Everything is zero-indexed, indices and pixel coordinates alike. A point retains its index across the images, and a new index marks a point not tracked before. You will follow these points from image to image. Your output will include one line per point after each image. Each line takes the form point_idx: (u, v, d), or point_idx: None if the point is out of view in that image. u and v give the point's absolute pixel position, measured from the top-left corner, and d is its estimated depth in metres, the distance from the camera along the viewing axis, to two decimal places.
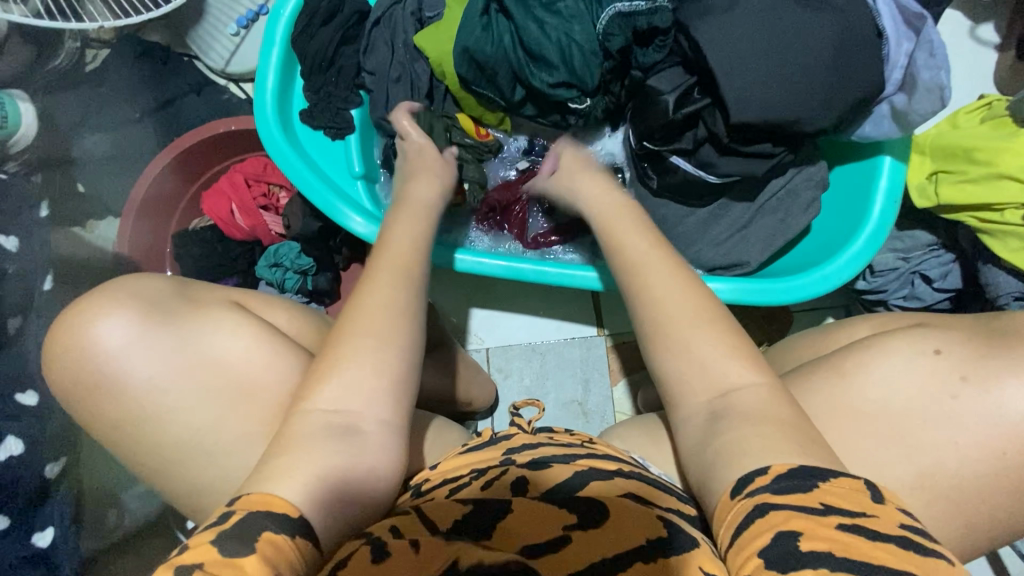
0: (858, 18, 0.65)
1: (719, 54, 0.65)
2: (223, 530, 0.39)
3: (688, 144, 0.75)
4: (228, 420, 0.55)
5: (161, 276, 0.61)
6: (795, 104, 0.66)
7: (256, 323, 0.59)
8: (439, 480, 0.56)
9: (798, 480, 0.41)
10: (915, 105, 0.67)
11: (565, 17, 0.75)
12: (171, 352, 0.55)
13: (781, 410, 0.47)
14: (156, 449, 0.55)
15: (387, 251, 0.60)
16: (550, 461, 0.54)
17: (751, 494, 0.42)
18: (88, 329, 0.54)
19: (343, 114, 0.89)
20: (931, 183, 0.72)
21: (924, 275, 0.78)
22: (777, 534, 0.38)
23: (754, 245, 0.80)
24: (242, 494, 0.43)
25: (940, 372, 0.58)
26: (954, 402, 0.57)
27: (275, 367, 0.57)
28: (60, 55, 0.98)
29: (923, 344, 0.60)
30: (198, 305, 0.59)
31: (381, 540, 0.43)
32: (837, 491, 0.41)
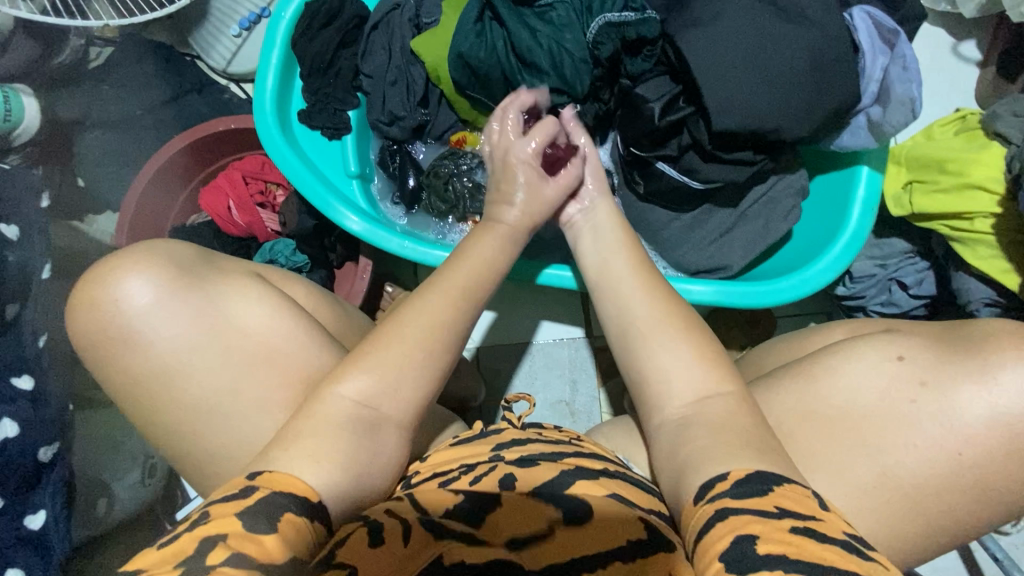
0: (836, 31, 0.68)
1: (702, 65, 0.68)
2: (245, 504, 0.44)
3: (673, 150, 0.78)
4: (243, 381, 0.59)
5: (189, 244, 0.66)
6: (774, 114, 0.68)
7: (277, 293, 0.63)
8: (429, 473, 0.58)
9: (755, 485, 0.46)
10: (888, 117, 0.69)
11: (557, 26, 0.79)
12: (193, 312, 0.59)
13: (741, 418, 0.54)
14: (171, 407, 0.58)
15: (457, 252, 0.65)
16: (537, 458, 0.57)
17: (713, 500, 0.47)
18: (118, 285, 0.58)
19: (341, 115, 0.91)
20: (905, 192, 0.75)
21: (901, 281, 0.80)
22: (737, 537, 0.42)
23: (736, 249, 0.82)
24: (265, 470, 0.48)
25: (901, 378, 0.61)
26: (913, 406, 0.59)
27: (293, 335, 0.61)
28: (65, 52, 1.00)
29: (888, 349, 0.62)
30: (221, 273, 0.63)
31: (376, 523, 0.47)
32: (790, 495, 0.46)
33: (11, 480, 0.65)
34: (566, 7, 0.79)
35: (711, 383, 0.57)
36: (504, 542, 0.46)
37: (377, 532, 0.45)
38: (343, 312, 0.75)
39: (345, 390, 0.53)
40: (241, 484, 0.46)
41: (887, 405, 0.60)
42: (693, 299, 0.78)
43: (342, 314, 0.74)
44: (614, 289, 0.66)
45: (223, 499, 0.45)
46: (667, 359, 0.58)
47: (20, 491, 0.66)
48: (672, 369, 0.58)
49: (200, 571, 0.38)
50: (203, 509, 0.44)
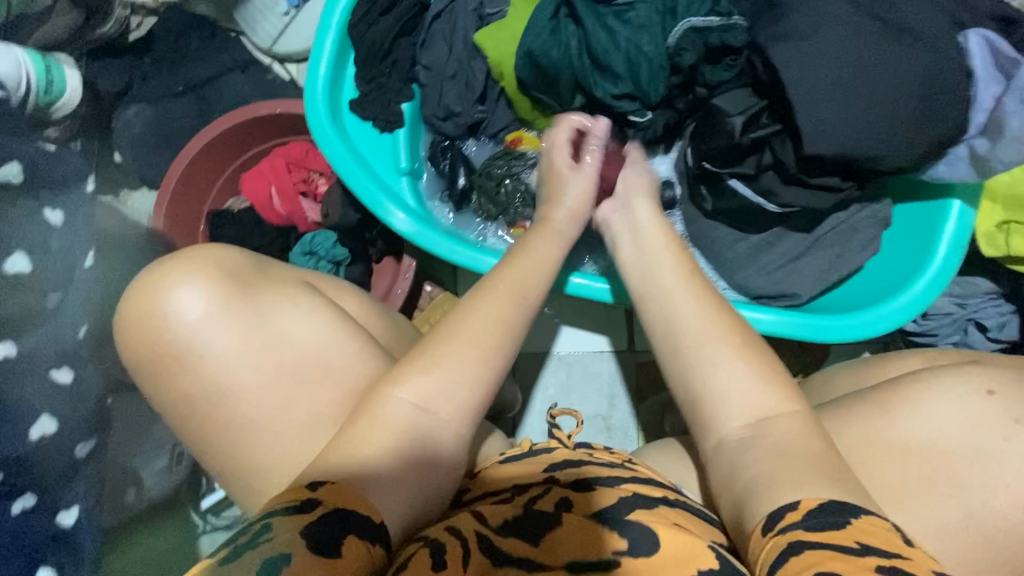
0: (949, 54, 0.62)
1: (797, 81, 0.63)
2: (308, 521, 0.39)
3: (751, 168, 0.73)
4: (296, 400, 0.55)
5: (240, 249, 0.63)
6: (872, 141, 0.63)
7: (329, 306, 0.60)
8: (483, 492, 0.55)
9: (830, 517, 0.41)
10: (998, 152, 0.65)
11: (636, 27, 0.73)
12: (244, 326, 0.55)
13: (811, 443, 0.48)
14: (221, 427, 0.55)
15: (515, 265, 0.60)
16: (594, 483, 0.53)
17: (784, 531, 0.41)
18: (169, 295, 0.55)
19: (394, 107, 0.86)
20: (1001, 232, 0.70)
21: (980, 323, 0.76)
22: (817, 575, 0.37)
23: (806, 278, 0.78)
24: (327, 481, 0.43)
25: (991, 415, 0.57)
26: (1006, 444, 0.55)
27: (348, 351, 0.57)
28: (108, 23, 0.96)
29: (976, 383, 0.59)
30: (271, 282, 0.59)
31: (438, 542, 0.44)
32: (870, 529, 0.41)
33: (50, 473, 0.62)
34: (648, 8, 0.73)
35: (772, 408, 0.50)
36: (562, 564, 0.44)
37: (439, 554, 0.43)
38: (393, 320, 0.71)
39: (404, 419, 0.49)
40: (303, 494, 0.42)
41: (973, 441, 0.56)
42: (759, 328, 0.73)
43: (392, 323, 0.70)
44: (662, 304, 0.60)
45: (280, 509, 0.40)
46: (740, 392, 0.51)
47: (56, 485, 0.62)
48: (737, 392, 0.52)
49: None
50: (259, 517, 0.41)
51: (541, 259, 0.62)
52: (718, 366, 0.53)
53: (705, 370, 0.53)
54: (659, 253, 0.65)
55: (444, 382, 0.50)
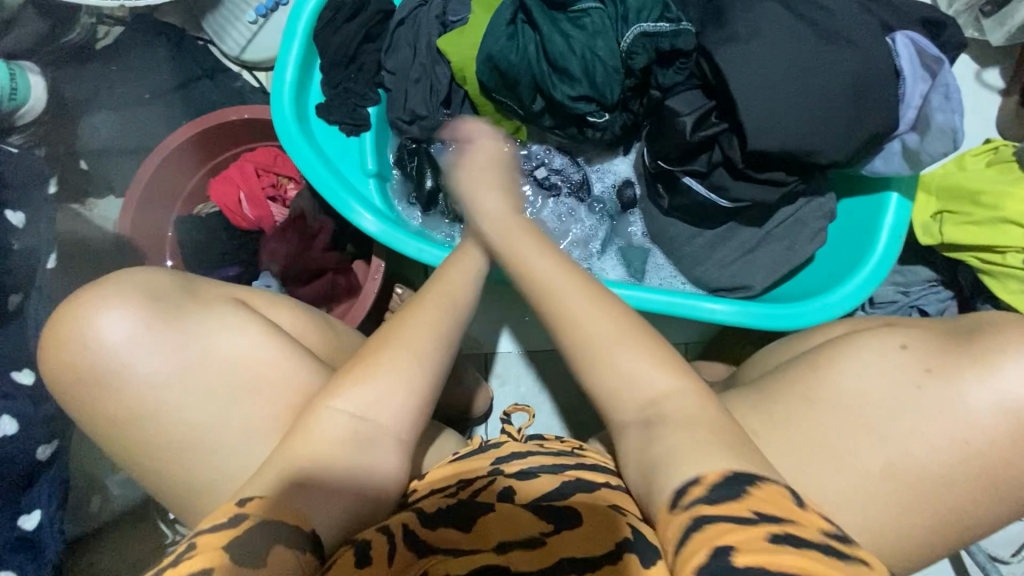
0: (877, 56, 0.66)
1: (738, 81, 0.67)
2: (235, 535, 0.40)
3: (702, 166, 0.76)
4: (230, 417, 0.54)
5: (165, 270, 0.61)
6: (810, 137, 0.67)
7: (262, 320, 0.59)
8: (428, 490, 0.54)
9: (728, 489, 0.42)
10: (926, 145, 0.68)
11: (590, 32, 0.76)
12: (175, 348, 0.54)
13: (707, 411, 0.49)
14: (153, 448, 0.54)
15: (439, 283, 0.60)
16: (538, 472, 0.54)
17: (688, 507, 0.42)
18: (88, 321, 0.53)
19: (360, 110, 0.89)
20: (935, 222, 0.74)
21: (923, 310, 0.79)
22: (714, 551, 0.38)
23: (759, 270, 0.81)
24: (255, 496, 0.43)
25: (907, 365, 0.59)
26: (920, 392, 0.57)
27: (283, 364, 0.57)
28: (75, 30, 0.96)
29: (891, 339, 0.62)
30: (200, 302, 0.58)
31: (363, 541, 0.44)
32: (767, 497, 0.42)
33: (9, 478, 0.63)
34: (601, 15, 0.76)
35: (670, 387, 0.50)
36: (489, 545, 0.45)
37: (365, 549, 0.43)
38: (333, 329, 0.70)
39: (361, 408, 0.50)
40: (230, 510, 0.42)
41: (894, 395, 0.58)
42: (718, 318, 0.76)
43: (334, 334, 0.69)
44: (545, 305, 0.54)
45: (209, 528, 0.41)
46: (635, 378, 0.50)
47: (15, 490, 0.64)
48: (637, 377, 0.51)
49: None
50: (189, 539, 0.40)
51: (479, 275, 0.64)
52: (623, 356, 0.51)
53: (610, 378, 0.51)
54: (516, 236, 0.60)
55: (400, 371, 0.51)
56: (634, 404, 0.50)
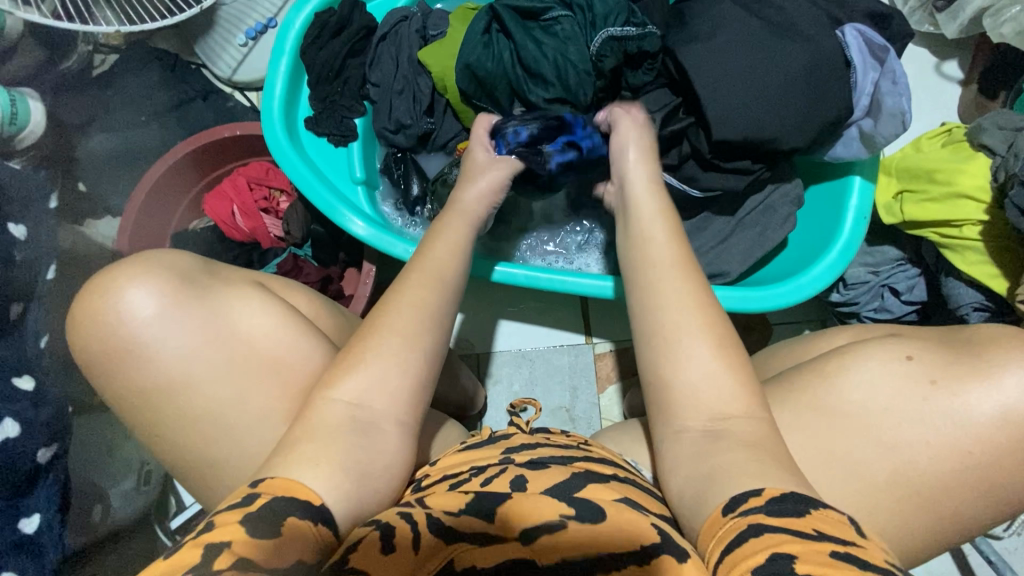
0: (830, 48, 0.71)
1: (703, 76, 0.71)
2: (249, 511, 0.42)
3: (673, 160, 0.80)
4: (247, 393, 0.57)
5: (188, 254, 0.64)
6: (773, 125, 0.71)
7: (280, 301, 0.62)
8: (439, 475, 0.57)
9: (791, 506, 0.44)
10: (879, 129, 0.73)
11: (562, 38, 0.81)
12: (197, 324, 0.57)
13: (757, 429, 0.51)
14: (176, 420, 0.57)
15: (431, 255, 0.63)
16: (547, 461, 0.55)
17: (744, 514, 0.44)
18: (117, 296, 0.56)
19: (347, 121, 0.93)
20: (896, 202, 0.78)
21: (894, 288, 0.83)
22: (773, 555, 0.39)
23: (735, 256, 0.84)
24: (269, 476, 0.46)
25: (913, 377, 0.60)
26: (926, 405, 0.59)
27: (297, 346, 0.59)
28: (72, 57, 1.00)
29: (896, 350, 0.62)
30: (224, 282, 0.61)
31: (388, 526, 0.44)
32: (826, 519, 0.43)
33: (11, 480, 0.64)
34: (571, 22, 0.81)
35: (688, 370, 0.54)
36: (517, 535, 0.44)
37: (389, 539, 0.43)
38: (345, 320, 0.73)
39: (351, 393, 0.52)
40: (245, 491, 0.44)
41: (899, 404, 0.59)
42: None
43: (344, 322, 0.72)
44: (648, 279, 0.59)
45: (226, 508, 0.43)
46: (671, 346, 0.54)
47: (16, 493, 0.65)
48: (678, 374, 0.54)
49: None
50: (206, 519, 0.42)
51: (467, 242, 0.66)
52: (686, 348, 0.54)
53: (667, 356, 0.55)
54: (652, 221, 0.63)
55: (386, 357, 0.54)
56: (707, 416, 0.52)
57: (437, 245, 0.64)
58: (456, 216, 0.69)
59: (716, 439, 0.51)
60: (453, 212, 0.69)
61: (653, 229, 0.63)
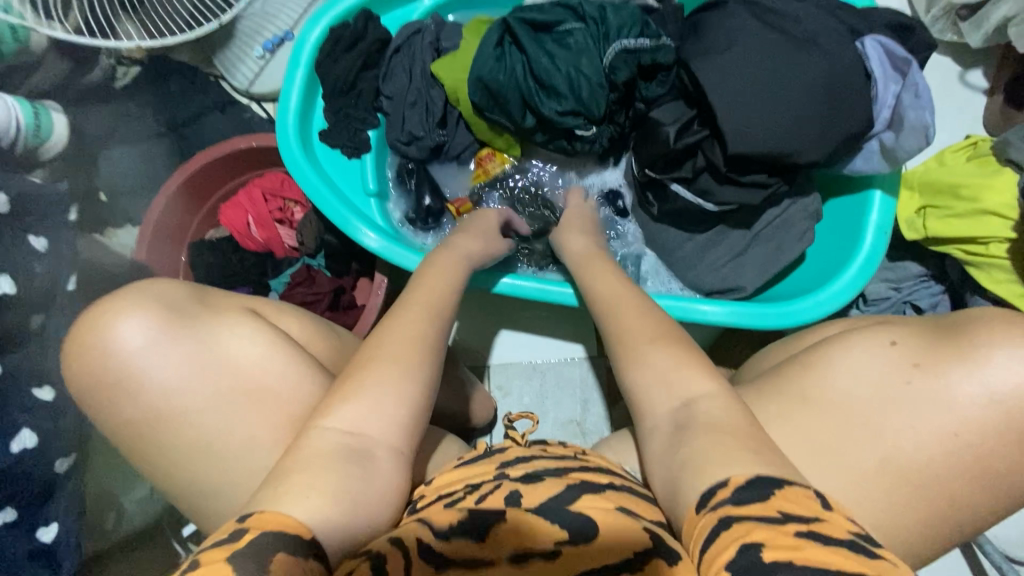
0: (849, 59, 0.69)
1: (716, 87, 0.70)
2: (235, 548, 0.40)
3: (687, 173, 0.78)
4: (237, 419, 0.57)
5: (181, 283, 0.65)
6: (789, 138, 0.70)
7: (270, 327, 0.62)
8: (434, 496, 0.56)
9: (754, 492, 0.42)
10: (901, 143, 0.71)
11: (575, 51, 0.80)
12: (186, 355, 0.58)
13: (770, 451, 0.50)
14: (167, 449, 0.57)
15: (419, 290, 0.65)
16: (542, 474, 0.54)
17: (714, 508, 0.43)
18: (108, 329, 0.57)
19: (362, 134, 0.93)
20: (919, 217, 0.76)
21: (916, 305, 0.80)
22: (742, 546, 0.39)
23: (750, 270, 0.83)
24: (254, 512, 0.44)
25: (895, 362, 0.59)
26: (909, 388, 0.57)
27: (285, 371, 0.59)
28: (95, 70, 1.01)
29: (881, 336, 0.61)
30: (213, 311, 0.62)
31: (379, 555, 0.42)
32: (790, 497, 0.42)
33: (27, 493, 0.64)
34: (584, 34, 0.80)
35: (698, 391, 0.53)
36: (506, 557, 0.43)
37: (378, 562, 0.41)
38: (340, 339, 0.74)
39: (348, 422, 0.52)
40: (233, 526, 0.42)
41: (881, 394, 0.57)
42: (710, 319, 0.78)
43: (337, 340, 0.73)
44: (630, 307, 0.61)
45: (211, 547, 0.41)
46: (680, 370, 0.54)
47: (31, 504, 0.65)
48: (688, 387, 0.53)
49: None
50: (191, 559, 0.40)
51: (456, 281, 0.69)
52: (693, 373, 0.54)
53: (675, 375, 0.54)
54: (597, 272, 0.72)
55: (391, 369, 0.55)
56: (675, 399, 0.54)
57: (429, 281, 0.67)
58: (448, 254, 0.74)
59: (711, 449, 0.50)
60: (446, 252, 0.74)
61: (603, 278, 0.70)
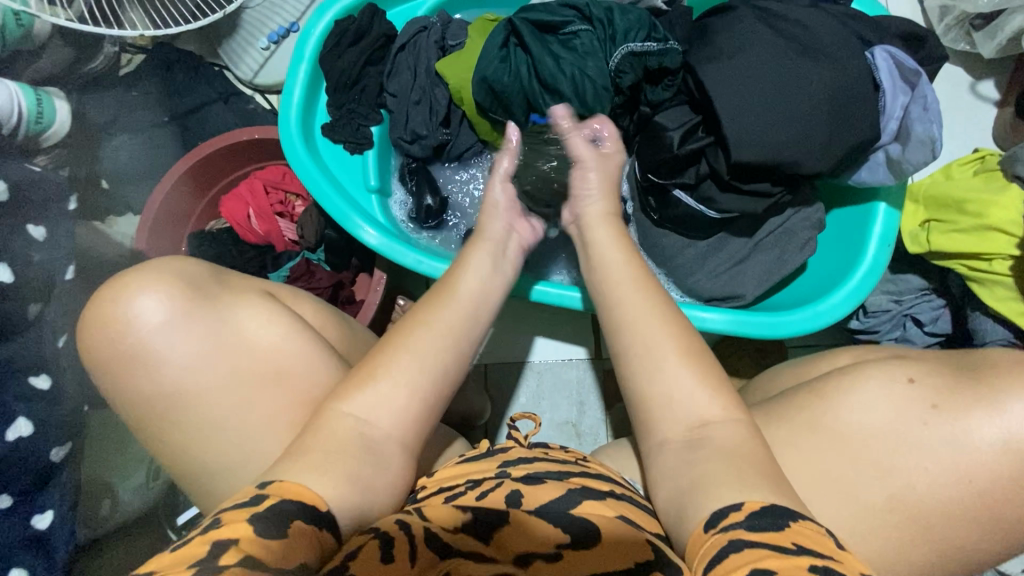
0: (857, 69, 0.69)
1: (722, 94, 0.69)
2: (255, 510, 0.42)
3: (690, 178, 0.78)
4: (256, 400, 0.58)
5: (199, 262, 0.65)
6: (794, 148, 0.69)
7: (286, 312, 0.62)
8: (436, 487, 0.56)
9: (770, 520, 0.42)
10: (908, 155, 0.70)
11: (581, 53, 0.80)
12: (206, 333, 0.58)
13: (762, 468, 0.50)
14: (183, 428, 0.57)
15: (457, 292, 0.63)
16: (544, 476, 0.54)
17: (725, 529, 0.43)
18: (128, 303, 0.56)
19: (364, 130, 0.93)
20: (923, 230, 0.75)
21: (917, 318, 0.80)
22: (753, 569, 0.38)
23: (750, 279, 0.82)
24: (275, 480, 0.46)
25: (913, 399, 0.57)
26: (926, 428, 0.55)
27: (304, 354, 0.60)
28: (99, 58, 1.02)
29: (896, 372, 0.59)
30: (232, 291, 0.62)
31: (389, 536, 0.44)
32: (807, 532, 0.42)
33: (18, 481, 0.65)
34: (590, 36, 0.80)
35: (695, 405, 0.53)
36: (512, 557, 0.43)
37: (388, 547, 0.43)
38: (352, 331, 0.74)
39: (346, 424, 0.52)
40: (251, 492, 0.45)
41: (896, 428, 0.56)
42: (708, 327, 0.77)
43: (349, 330, 0.73)
44: (616, 308, 0.60)
45: (230, 507, 0.43)
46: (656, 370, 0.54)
47: (28, 493, 0.66)
48: (680, 393, 0.53)
49: (211, 569, 0.37)
50: (213, 516, 0.42)
51: (489, 281, 0.66)
52: (674, 374, 0.54)
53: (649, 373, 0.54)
54: (605, 251, 0.66)
55: (397, 370, 0.55)
56: (686, 423, 0.52)
57: (461, 274, 0.65)
58: (479, 245, 0.70)
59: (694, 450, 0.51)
60: (479, 241, 0.70)
61: (608, 262, 0.65)
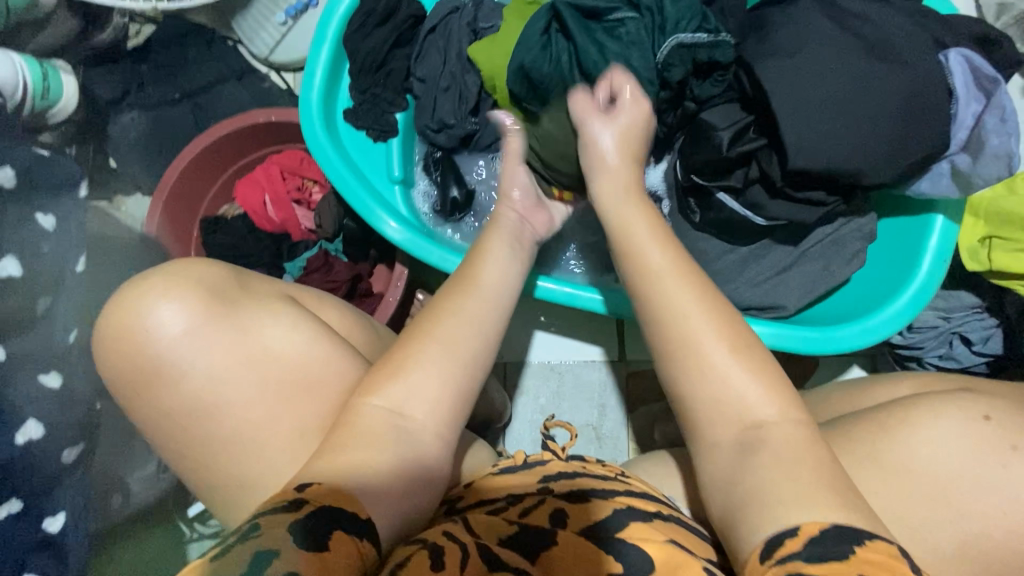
0: (929, 73, 0.64)
1: (781, 93, 0.64)
2: (297, 519, 0.39)
3: (738, 182, 0.74)
4: (284, 414, 0.55)
5: (221, 265, 0.62)
6: (855, 156, 0.64)
7: (310, 318, 0.59)
8: (476, 499, 0.53)
9: (831, 545, 0.38)
10: (979, 168, 0.66)
11: (626, 42, 0.74)
12: (229, 342, 0.55)
13: None
14: (209, 443, 0.54)
15: (481, 281, 0.59)
16: (589, 494, 0.51)
17: (782, 561, 0.38)
18: (147, 313, 0.54)
19: (389, 116, 0.88)
20: (983, 247, 0.72)
21: (965, 336, 0.77)
22: None
23: (793, 289, 0.78)
24: (315, 482, 0.43)
25: (990, 441, 0.53)
26: (1003, 471, 0.52)
27: (333, 362, 0.57)
28: (107, 29, 0.95)
29: (972, 409, 0.55)
30: (254, 297, 0.59)
31: (436, 544, 0.42)
32: (876, 558, 0.37)
33: (31, 481, 0.61)
34: (637, 24, 0.75)
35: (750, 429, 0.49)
36: None
37: (438, 556, 0.40)
38: (377, 334, 0.70)
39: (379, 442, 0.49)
40: (290, 494, 0.41)
41: (960, 461, 0.53)
42: None
43: (377, 334, 0.70)
44: (654, 292, 0.53)
45: (270, 511, 0.40)
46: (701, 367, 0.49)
47: (36, 494, 0.62)
48: (725, 398, 0.49)
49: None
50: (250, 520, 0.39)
51: (514, 274, 0.62)
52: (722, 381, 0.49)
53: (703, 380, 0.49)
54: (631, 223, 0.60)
55: (429, 389, 0.51)
56: (739, 423, 0.48)
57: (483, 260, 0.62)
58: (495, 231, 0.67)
59: (747, 454, 0.46)
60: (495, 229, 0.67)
61: (636, 233, 0.59)
